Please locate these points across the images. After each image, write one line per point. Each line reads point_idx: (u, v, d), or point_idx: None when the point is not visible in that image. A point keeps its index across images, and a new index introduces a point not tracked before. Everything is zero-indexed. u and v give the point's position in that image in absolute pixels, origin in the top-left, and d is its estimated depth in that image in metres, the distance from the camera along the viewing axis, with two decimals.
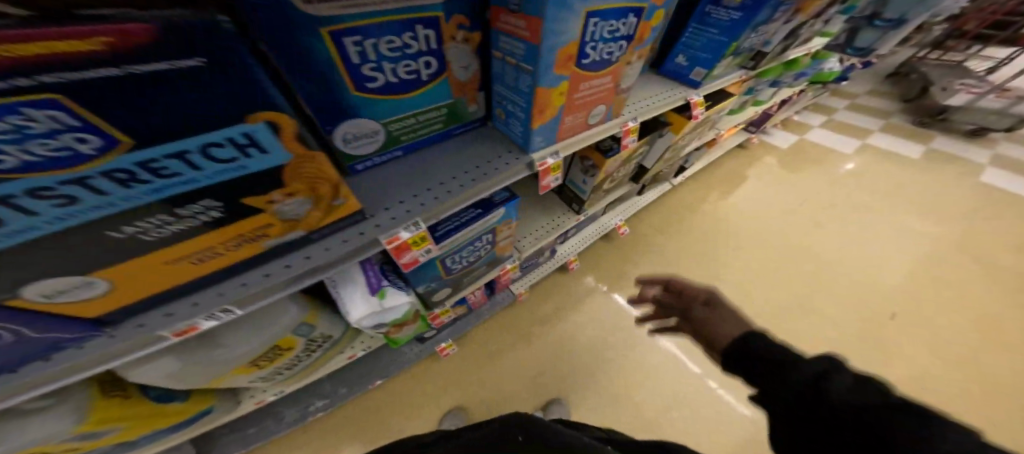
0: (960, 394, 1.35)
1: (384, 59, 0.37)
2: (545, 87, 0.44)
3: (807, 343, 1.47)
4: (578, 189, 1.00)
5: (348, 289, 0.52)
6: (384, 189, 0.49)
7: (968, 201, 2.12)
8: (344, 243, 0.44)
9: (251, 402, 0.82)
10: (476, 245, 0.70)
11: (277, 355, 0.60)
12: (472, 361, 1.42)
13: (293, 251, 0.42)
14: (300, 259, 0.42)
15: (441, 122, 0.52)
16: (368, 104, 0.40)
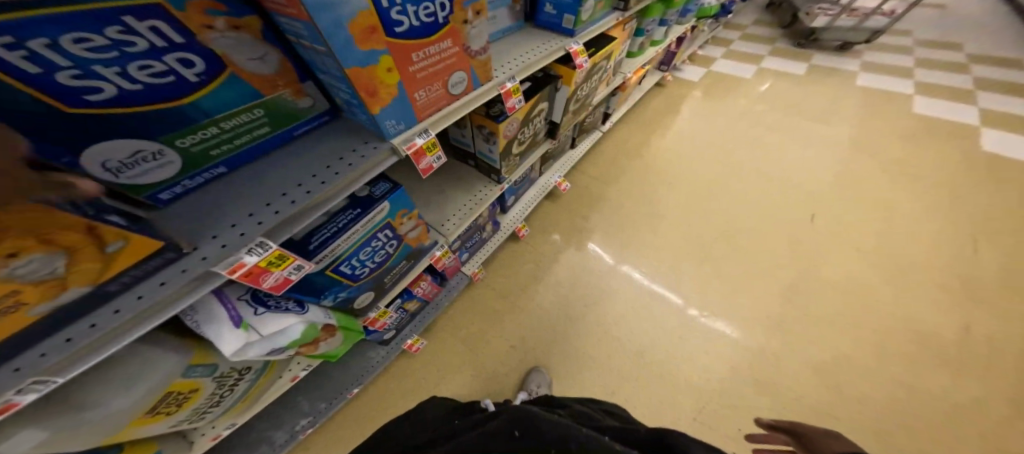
0: (860, 269, 1.60)
1: (94, 62, 0.29)
2: (355, 66, 0.40)
3: (738, 259, 1.66)
4: (489, 159, 0.98)
5: (212, 329, 0.46)
6: (211, 214, 0.43)
7: (848, 105, 2.45)
8: (165, 285, 0.37)
9: (205, 441, 0.73)
10: (375, 244, 0.66)
11: (180, 399, 0.54)
12: (442, 355, 1.41)
13: (101, 304, 0.35)
14: (110, 314, 0.36)
15: (267, 124, 0.47)
16: (125, 121, 0.33)
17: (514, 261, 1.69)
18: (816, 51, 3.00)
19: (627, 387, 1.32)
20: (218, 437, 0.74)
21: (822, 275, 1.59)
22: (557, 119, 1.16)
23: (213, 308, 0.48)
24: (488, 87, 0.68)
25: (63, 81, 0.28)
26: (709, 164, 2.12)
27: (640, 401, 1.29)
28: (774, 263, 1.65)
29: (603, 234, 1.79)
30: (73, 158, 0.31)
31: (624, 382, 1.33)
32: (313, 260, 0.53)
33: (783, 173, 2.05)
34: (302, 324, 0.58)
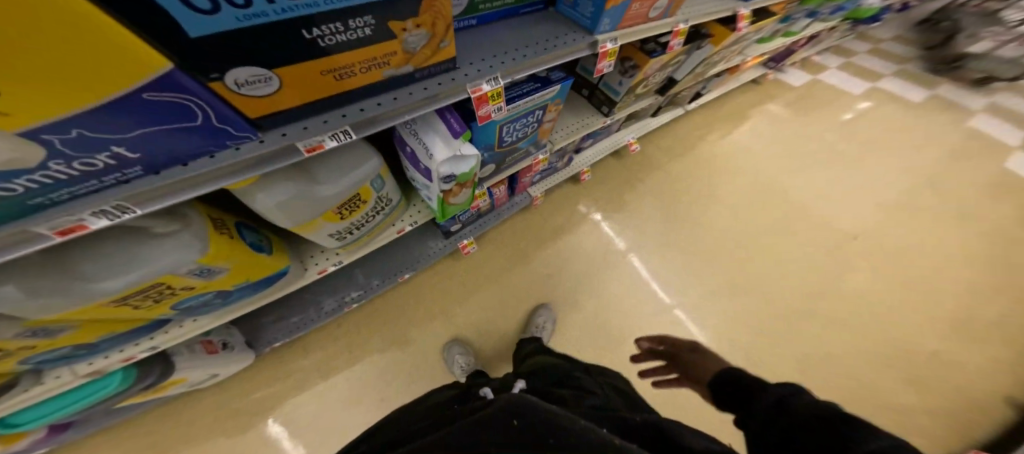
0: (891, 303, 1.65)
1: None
2: None
3: (775, 262, 1.73)
4: (613, 91, 1.01)
5: (432, 135, 0.60)
6: (467, 50, 0.59)
7: (957, 148, 2.24)
8: (438, 85, 0.54)
9: (315, 271, 0.89)
10: (528, 120, 0.76)
11: (356, 206, 0.69)
12: (488, 263, 1.61)
13: (391, 92, 0.52)
14: (401, 97, 0.53)
15: None
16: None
17: (567, 204, 1.76)
18: (949, 80, 2.66)
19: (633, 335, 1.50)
20: (325, 271, 0.90)
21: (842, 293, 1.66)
22: (679, 77, 1.17)
23: (438, 122, 0.61)
24: (666, 23, 0.75)
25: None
26: (783, 168, 2.03)
27: (641, 347, 1.49)
28: (803, 275, 1.70)
29: (655, 201, 1.82)
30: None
31: (632, 328, 1.52)
32: (510, 105, 0.65)
33: (850, 196, 1.97)
34: (477, 161, 0.66)
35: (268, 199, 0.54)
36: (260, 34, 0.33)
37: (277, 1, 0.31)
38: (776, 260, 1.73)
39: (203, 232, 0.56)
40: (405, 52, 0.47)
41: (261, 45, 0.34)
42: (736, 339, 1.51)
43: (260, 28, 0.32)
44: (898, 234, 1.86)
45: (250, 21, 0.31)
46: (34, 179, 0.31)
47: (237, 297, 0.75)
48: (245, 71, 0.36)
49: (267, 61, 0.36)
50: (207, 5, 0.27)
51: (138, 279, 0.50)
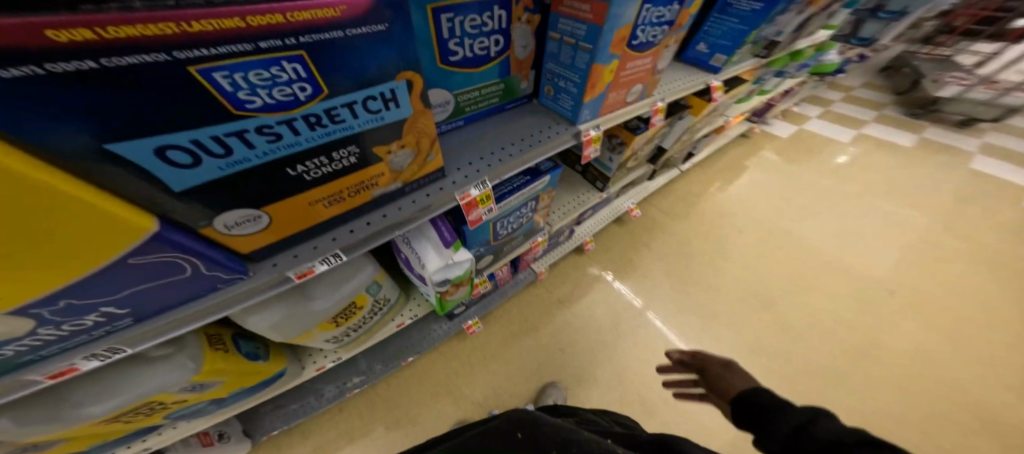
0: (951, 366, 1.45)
1: (466, 37, 0.52)
2: (600, 63, 0.57)
3: (809, 322, 1.57)
4: (605, 167, 1.05)
5: (424, 246, 0.62)
6: (455, 151, 0.63)
7: (960, 188, 2.23)
8: (428, 196, 0.57)
9: (312, 369, 0.86)
10: (521, 212, 0.79)
11: (352, 312, 0.69)
12: (492, 340, 1.52)
13: (384, 206, 0.54)
14: (393, 211, 0.54)
15: (498, 96, 0.67)
16: (451, 73, 0.55)
17: (572, 268, 1.74)
18: (929, 122, 2.77)
19: (660, 414, 1.33)
20: (323, 369, 0.86)
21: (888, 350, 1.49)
22: (665, 146, 1.27)
23: (430, 230, 0.62)
24: (643, 104, 0.81)
25: (450, 45, 0.51)
26: (789, 218, 2.01)
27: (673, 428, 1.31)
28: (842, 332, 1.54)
29: (663, 262, 1.77)
30: (436, 89, 0.56)
31: (655, 405, 1.36)
32: (501, 203, 0.68)
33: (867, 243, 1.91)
34: (471, 264, 0.67)
35: (259, 324, 0.55)
36: (242, 178, 0.35)
37: (258, 146, 0.33)
38: (809, 320, 1.57)
39: (198, 349, 0.56)
40: (392, 171, 0.49)
41: (246, 189, 0.36)
42: None
43: (243, 173, 0.34)
44: (932, 282, 1.73)
45: (228, 170, 0.33)
46: (21, 344, 0.33)
47: (230, 403, 0.72)
48: (234, 215, 0.37)
49: (254, 203, 0.38)
50: (187, 159, 0.29)
51: (126, 401, 0.50)
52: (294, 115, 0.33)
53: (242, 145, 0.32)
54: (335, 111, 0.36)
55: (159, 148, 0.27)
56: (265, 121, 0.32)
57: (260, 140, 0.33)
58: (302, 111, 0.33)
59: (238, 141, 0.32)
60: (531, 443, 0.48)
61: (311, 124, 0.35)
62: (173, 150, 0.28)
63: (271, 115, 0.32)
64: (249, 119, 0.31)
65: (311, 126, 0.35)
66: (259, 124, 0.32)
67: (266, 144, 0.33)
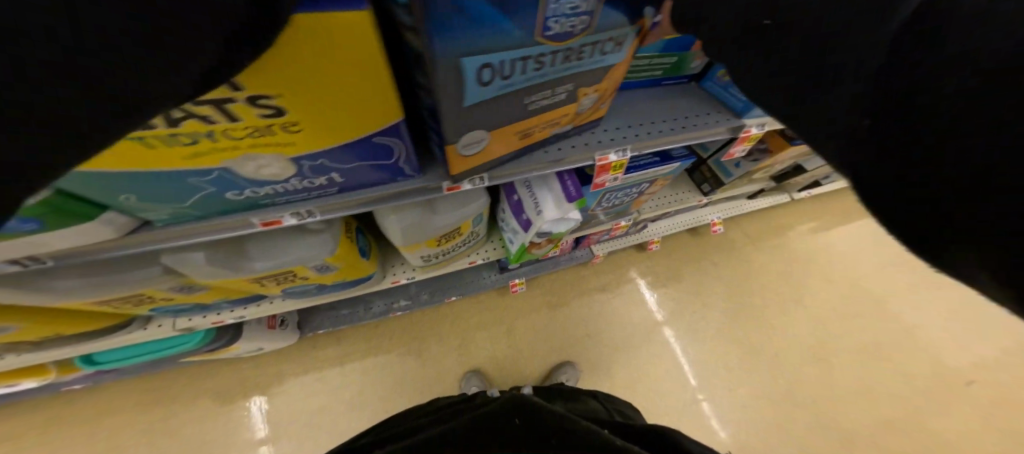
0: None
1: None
2: None
3: (844, 389, 1.52)
4: (725, 172, 0.95)
5: (547, 193, 0.64)
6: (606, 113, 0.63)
7: None
8: (586, 144, 0.59)
9: (389, 280, 0.96)
10: (629, 191, 0.78)
11: (453, 235, 0.76)
12: (531, 303, 1.60)
13: (549, 145, 0.57)
14: (553, 151, 0.58)
15: (662, 70, 0.63)
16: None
17: (625, 262, 1.70)
18: None
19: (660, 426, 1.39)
20: (398, 282, 0.96)
21: (907, 438, 1.46)
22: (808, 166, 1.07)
23: (554, 182, 0.65)
24: None
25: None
26: (894, 283, 1.73)
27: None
28: (869, 408, 1.50)
29: (724, 286, 1.67)
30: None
31: (661, 409, 1.42)
32: (626, 176, 0.68)
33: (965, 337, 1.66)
34: (574, 224, 0.69)
35: (396, 221, 0.63)
36: (497, 99, 0.39)
37: (526, 72, 0.36)
38: (845, 386, 1.52)
39: (337, 233, 0.64)
40: (574, 113, 0.51)
41: (493, 109, 0.40)
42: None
43: (502, 94, 0.38)
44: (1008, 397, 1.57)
45: (498, 89, 0.37)
46: (273, 188, 0.41)
47: (330, 290, 0.84)
48: (474, 135, 0.43)
49: (487, 124, 0.42)
50: (486, 78, 0.34)
51: (280, 264, 0.61)
52: (563, 48, 0.35)
53: (517, 70, 0.35)
54: (584, 49, 0.37)
55: (482, 65, 0.32)
56: (543, 51, 0.34)
57: (529, 67, 0.36)
58: (569, 44, 0.35)
59: (519, 65, 0.35)
60: (526, 427, 0.61)
61: (565, 57, 0.37)
62: (485, 68, 0.32)
63: (551, 45, 0.34)
64: (540, 46, 0.33)
65: (564, 60, 0.37)
66: (540, 53, 0.34)
67: (530, 71, 0.37)
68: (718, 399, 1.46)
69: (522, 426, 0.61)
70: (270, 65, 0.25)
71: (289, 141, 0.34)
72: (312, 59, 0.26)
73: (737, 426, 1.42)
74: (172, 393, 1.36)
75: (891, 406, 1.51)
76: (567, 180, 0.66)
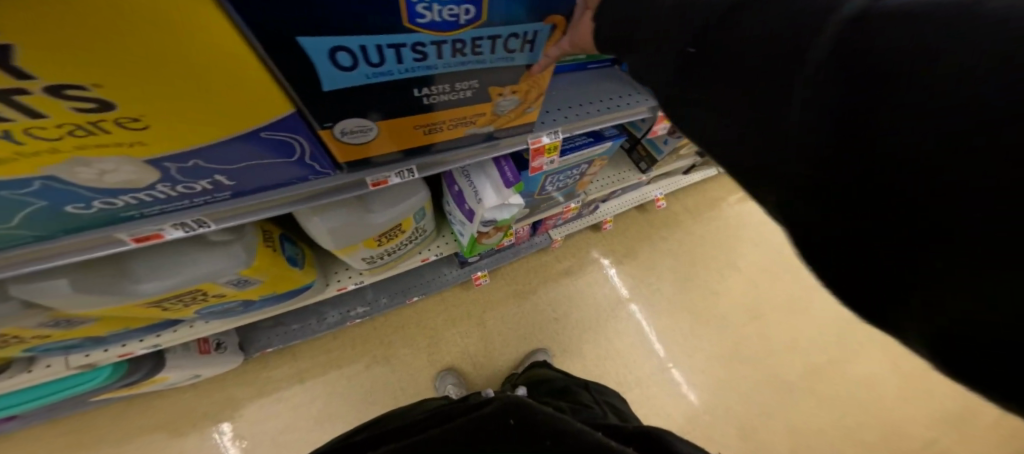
0: (895, 399, 1.63)
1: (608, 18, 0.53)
2: None
3: (787, 339, 1.68)
4: (656, 149, 1.01)
5: (486, 181, 0.62)
6: None
7: None
8: (511, 142, 0.58)
9: (334, 288, 0.89)
10: (571, 173, 0.79)
11: (395, 233, 0.71)
12: (498, 293, 1.59)
13: (469, 145, 0.55)
14: (472, 149, 0.56)
15: (585, 55, 0.63)
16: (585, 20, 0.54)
17: (585, 245, 1.74)
18: None
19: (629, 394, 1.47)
20: (345, 289, 0.89)
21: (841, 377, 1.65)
22: None
23: (492, 169, 0.63)
24: None
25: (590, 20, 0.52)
26: None
27: (637, 401, 1.47)
28: (807, 352, 1.67)
29: (675, 257, 1.79)
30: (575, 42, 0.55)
31: (629, 380, 1.51)
32: (562, 158, 0.68)
33: None
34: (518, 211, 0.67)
35: (322, 224, 0.58)
36: (377, 88, 0.36)
37: (404, 62, 0.34)
38: (788, 336, 1.69)
39: (253, 244, 0.58)
40: (493, 114, 0.49)
41: (374, 98, 0.37)
42: (730, 411, 1.51)
43: (381, 84, 0.36)
44: None
45: (372, 79, 0.34)
46: (134, 196, 0.35)
47: (262, 305, 0.76)
48: (352, 122, 0.40)
49: (372, 115, 0.40)
50: (348, 63, 0.31)
51: (180, 284, 0.53)
52: (448, 39, 0.33)
53: (391, 59, 0.33)
54: (480, 42, 0.35)
55: (335, 49, 0.28)
56: (421, 40, 0.31)
57: (406, 57, 0.33)
58: (456, 35, 0.33)
59: (391, 54, 0.32)
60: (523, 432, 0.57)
61: (454, 50, 0.35)
62: (341, 52, 0.29)
63: (428, 33, 0.31)
64: (411, 34, 0.30)
65: (455, 52, 0.35)
66: (417, 42, 0.32)
67: (409, 62, 0.34)
68: (679, 364, 1.56)
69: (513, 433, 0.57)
70: (46, 54, 0.18)
71: (135, 139, 0.28)
72: (147, 54, 0.22)
73: (697, 385, 1.54)
74: (86, 446, 1.17)
75: (830, 348, 1.69)
76: (504, 165, 0.64)
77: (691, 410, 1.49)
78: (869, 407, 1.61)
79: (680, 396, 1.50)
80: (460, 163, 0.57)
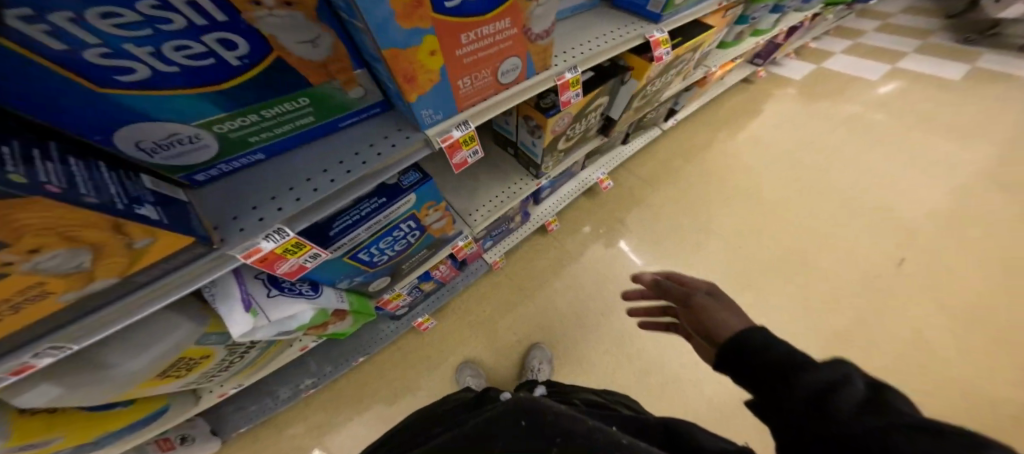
0: (957, 337, 1.33)
1: (121, 39, 0.25)
2: (396, 50, 0.34)
3: (803, 301, 1.41)
4: (531, 152, 0.84)
5: (224, 306, 0.46)
6: (244, 197, 0.43)
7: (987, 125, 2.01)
8: (188, 270, 0.38)
9: (214, 396, 0.76)
10: (398, 234, 0.62)
11: (194, 363, 0.56)
12: (451, 336, 1.36)
13: (110, 300, 0.36)
14: (124, 302, 0.36)
15: (313, 113, 0.43)
16: (25, 81, 0.24)
17: (536, 254, 1.55)
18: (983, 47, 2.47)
19: None
20: (226, 395, 0.76)
21: (888, 328, 1.35)
22: (615, 116, 0.91)
23: (230, 287, 0.47)
24: (543, 79, 0.56)
25: (89, 59, 0.25)
26: (789, 178, 1.79)
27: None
28: (831, 310, 1.39)
29: (642, 237, 1.57)
30: (105, 136, 0.31)
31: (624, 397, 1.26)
32: (331, 244, 0.50)
33: (876, 209, 1.69)
34: (312, 311, 0.55)
35: (33, 403, 0.41)
36: None
37: None
38: (801, 296, 1.42)
39: (5, 419, 0.44)
40: (60, 276, 0.29)
41: None
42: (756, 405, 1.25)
43: None
44: (942, 241, 1.58)
45: None
46: None
47: (110, 444, 0.61)
48: None
49: None
50: None
51: None
52: None
53: None
54: None
55: None
56: None
57: None
58: None
59: None
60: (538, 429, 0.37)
61: None
62: None
63: None
64: None
65: None
66: None
67: None
68: (678, 360, 1.33)
69: (528, 443, 0.35)
70: None
71: None
72: None
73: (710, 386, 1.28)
74: None
75: (855, 297, 1.42)
76: (249, 278, 0.49)
77: (712, 418, 1.22)
78: (947, 361, 1.27)
79: (690, 397, 1.26)
80: (126, 322, 0.38)
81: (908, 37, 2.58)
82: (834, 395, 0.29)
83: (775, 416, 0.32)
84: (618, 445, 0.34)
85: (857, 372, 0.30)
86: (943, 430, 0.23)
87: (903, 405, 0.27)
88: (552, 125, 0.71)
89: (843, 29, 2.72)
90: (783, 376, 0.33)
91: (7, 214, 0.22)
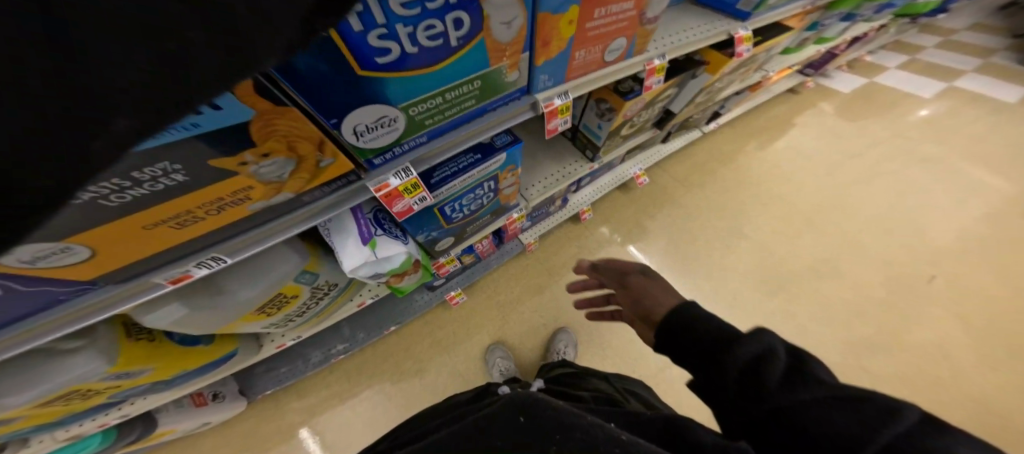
0: (985, 358, 1.35)
1: (398, 19, 0.28)
2: (549, 12, 0.39)
3: (832, 311, 1.44)
4: (593, 135, 0.88)
5: (341, 240, 0.51)
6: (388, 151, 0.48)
7: None
8: (333, 195, 0.44)
9: (272, 347, 0.81)
10: (477, 194, 0.67)
11: (284, 302, 0.60)
12: (481, 308, 1.43)
13: (278, 216, 0.42)
14: (283, 219, 0.43)
15: (475, 98, 0.45)
16: (322, 53, 0.27)
17: (567, 240, 1.59)
18: None
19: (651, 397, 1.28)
20: (285, 346, 0.81)
21: (916, 346, 1.36)
22: (675, 109, 0.94)
23: (348, 222, 0.52)
24: (636, 62, 0.60)
25: (370, 40, 0.29)
26: (828, 192, 1.79)
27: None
28: (861, 323, 1.40)
29: (673, 234, 1.61)
30: (338, 121, 0.34)
31: (645, 383, 1.32)
32: (435, 191, 0.56)
33: (918, 230, 1.68)
34: (405, 255, 0.60)
35: (160, 321, 0.48)
36: None
37: None
38: (832, 307, 1.44)
39: (113, 341, 0.50)
40: (264, 184, 0.35)
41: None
42: None
43: None
44: (984, 269, 1.57)
45: None
46: None
47: (182, 382, 0.68)
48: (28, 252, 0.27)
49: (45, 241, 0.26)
50: None
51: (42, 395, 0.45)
52: None
53: None
54: None
55: None
56: None
57: None
58: None
59: None
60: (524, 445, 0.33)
61: None
62: None
63: None
64: None
65: None
66: None
67: None
68: None
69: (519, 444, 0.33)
70: None
71: None
72: None
73: None
74: None
75: (889, 314, 1.43)
76: (364, 216, 0.55)
77: None
78: (972, 379, 1.31)
79: None
80: (280, 238, 0.44)
81: (965, 57, 2.50)
82: (763, 366, 0.33)
83: (712, 382, 0.36)
84: (618, 442, 0.31)
85: (776, 340, 0.36)
86: (857, 398, 0.29)
87: (819, 372, 0.33)
88: (626, 109, 0.75)
89: (896, 44, 2.65)
90: (719, 347, 0.37)
91: (265, 116, 0.28)
